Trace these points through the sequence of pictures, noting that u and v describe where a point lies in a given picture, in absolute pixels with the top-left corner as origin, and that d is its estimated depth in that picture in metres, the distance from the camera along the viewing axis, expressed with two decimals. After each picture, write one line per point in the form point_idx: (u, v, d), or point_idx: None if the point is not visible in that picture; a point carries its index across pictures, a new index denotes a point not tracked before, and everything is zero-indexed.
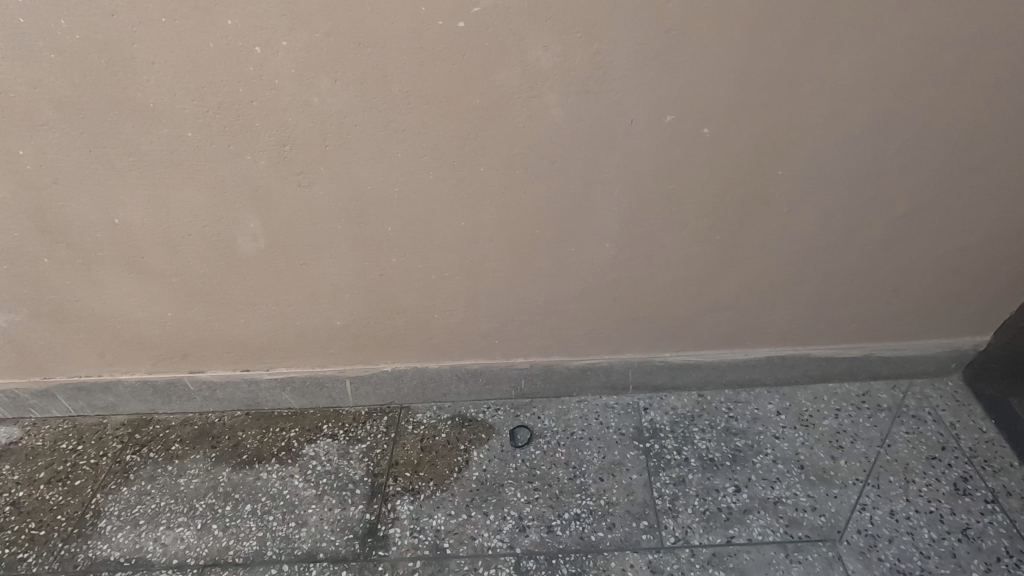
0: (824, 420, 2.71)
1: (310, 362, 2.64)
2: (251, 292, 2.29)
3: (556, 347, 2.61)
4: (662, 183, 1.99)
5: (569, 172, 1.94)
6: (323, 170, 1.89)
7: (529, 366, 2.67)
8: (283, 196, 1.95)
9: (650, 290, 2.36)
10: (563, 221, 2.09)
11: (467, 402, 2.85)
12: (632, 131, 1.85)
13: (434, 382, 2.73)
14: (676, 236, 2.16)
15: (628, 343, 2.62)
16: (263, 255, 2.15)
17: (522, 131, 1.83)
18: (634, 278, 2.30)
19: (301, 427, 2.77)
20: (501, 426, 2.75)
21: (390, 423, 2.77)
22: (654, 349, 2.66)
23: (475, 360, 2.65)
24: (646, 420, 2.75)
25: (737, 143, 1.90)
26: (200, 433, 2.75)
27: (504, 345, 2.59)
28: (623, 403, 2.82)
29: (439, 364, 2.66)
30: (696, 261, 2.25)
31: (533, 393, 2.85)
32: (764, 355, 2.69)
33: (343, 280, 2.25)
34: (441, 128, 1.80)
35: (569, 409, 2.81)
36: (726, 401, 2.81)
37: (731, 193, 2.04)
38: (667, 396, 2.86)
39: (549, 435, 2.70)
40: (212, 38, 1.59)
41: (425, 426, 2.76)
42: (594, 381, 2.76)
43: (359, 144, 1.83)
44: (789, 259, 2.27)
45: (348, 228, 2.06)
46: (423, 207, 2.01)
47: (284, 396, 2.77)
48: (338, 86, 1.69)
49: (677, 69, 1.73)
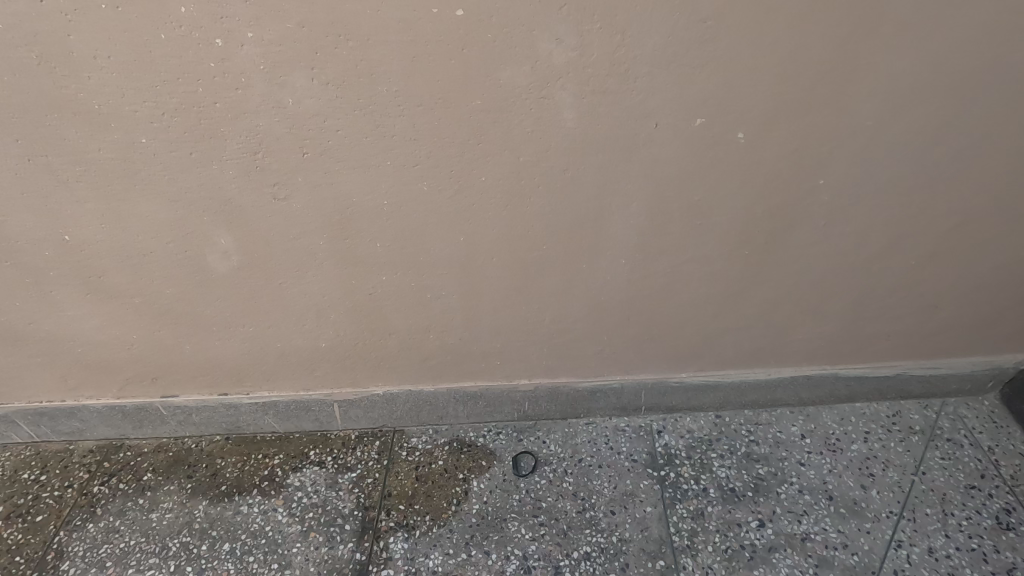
0: (853, 444, 2.50)
1: (294, 386, 2.41)
2: (226, 314, 2.05)
3: (563, 368, 2.39)
4: (687, 194, 1.76)
5: (583, 182, 1.71)
6: (300, 180, 1.65)
7: (533, 389, 2.46)
8: (256, 209, 1.71)
9: (668, 309, 2.14)
10: (575, 236, 1.86)
11: (467, 425, 2.63)
12: (656, 137, 1.62)
13: (430, 405, 2.51)
14: (699, 252, 1.94)
15: (641, 365, 2.40)
16: (236, 274, 1.91)
17: (530, 136, 1.59)
18: (651, 296, 2.08)
19: (286, 453, 2.55)
20: (502, 452, 2.54)
21: (383, 449, 2.56)
22: (670, 370, 2.44)
23: (474, 383, 2.43)
24: (660, 444, 2.54)
25: (775, 150, 1.67)
26: (176, 461, 2.53)
27: (506, 368, 2.37)
28: (635, 426, 2.61)
29: (435, 386, 2.44)
30: (720, 278, 2.03)
31: (537, 415, 2.64)
32: (789, 374, 2.48)
33: (328, 300, 2.02)
34: (437, 134, 1.56)
35: (576, 433, 2.59)
36: (745, 423, 2.60)
37: (764, 205, 1.81)
38: (682, 417, 2.64)
39: (555, 462, 2.49)
40: (163, 29, 1.34)
41: (420, 453, 2.54)
42: (603, 403, 2.55)
43: (342, 152, 1.58)
44: (822, 275, 2.05)
45: (332, 244, 1.83)
46: (417, 221, 1.78)
47: (266, 420, 2.55)
48: (315, 86, 1.45)
49: (711, 65, 1.49)
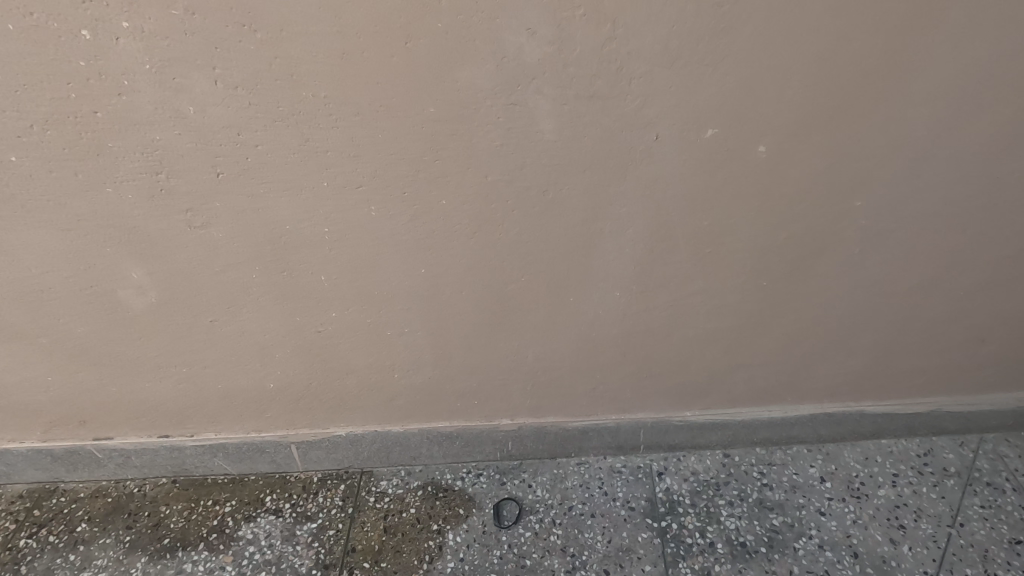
0: (880, 490, 2.20)
1: (244, 427, 2.12)
2: (153, 354, 1.75)
3: (550, 407, 2.10)
4: (694, 218, 1.45)
5: (567, 205, 1.40)
6: (219, 206, 1.34)
7: (516, 429, 2.16)
8: (169, 239, 1.41)
9: (670, 344, 1.84)
10: (559, 267, 1.55)
11: (443, 467, 2.36)
12: (656, 151, 1.30)
13: (401, 446, 2.22)
14: (708, 283, 1.63)
15: (640, 403, 2.10)
16: (158, 311, 1.61)
17: (498, 151, 1.28)
18: (650, 331, 1.78)
19: (239, 500, 2.27)
20: (482, 498, 2.25)
21: (348, 495, 2.28)
22: (672, 408, 2.15)
23: (450, 423, 2.14)
24: (661, 489, 2.25)
25: (802, 166, 1.36)
26: (115, 508, 2.24)
27: (484, 407, 2.08)
28: (632, 468, 2.32)
29: (404, 427, 2.14)
30: (732, 311, 1.73)
31: (522, 455, 2.35)
32: (809, 413, 2.20)
33: (271, 338, 1.72)
34: (382, 149, 1.25)
35: (566, 476, 2.30)
36: (757, 464, 2.31)
37: (787, 229, 1.50)
38: (686, 457, 2.35)
39: (542, 511, 2.19)
40: (13, 17, 1.03)
41: (390, 499, 2.26)
42: (596, 443, 2.26)
43: (266, 171, 1.28)
44: (852, 306, 1.75)
45: (268, 278, 1.53)
46: (366, 251, 1.47)
47: (217, 463, 2.26)
48: (220, 90, 1.14)
49: (726, 62, 1.17)
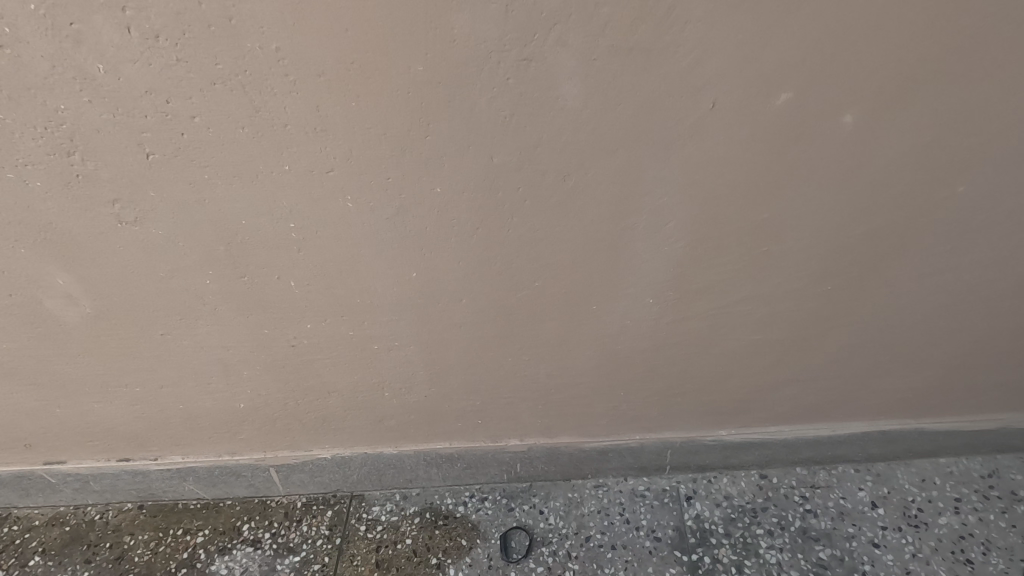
0: (941, 517, 1.92)
1: (215, 449, 1.86)
2: (98, 372, 1.48)
3: (564, 427, 1.83)
4: (751, 211, 1.16)
5: (592, 194, 1.11)
6: (154, 196, 1.07)
7: (525, 450, 1.90)
8: (96, 239, 1.13)
9: (708, 358, 1.56)
10: (580, 270, 1.27)
11: (443, 490, 2.10)
12: (709, 124, 1.02)
13: (394, 469, 1.96)
14: (759, 289, 1.34)
15: (667, 422, 1.83)
16: (96, 324, 1.33)
17: (507, 125, 0.99)
18: (685, 344, 1.50)
19: (213, 529, 2.02)
20: (487, 527, 1.99)
21: (336, 523, 2.02)
22: (703, 426, 1.87)
23: (449, 445, 1.88)
24: (690, 516, 1.98)
25: (892, 143, 1.07)
26: (73, 539, 1.99)
27: (488, 428, 1.81)
28: (656, 491, 2.06)
29: (398, 449, 1.88)
30: (784, 320, 1.44)
31: (532, 476, 2.09)
32: (860, 430, 1.93)
33: (236, 354, 1.45)
34: (356, 122, 0.97)
35: (582, 502, 2.04)
36: (798, 487, 2.04)
37: (862, 223, 1.21)
38: (717, 478, 2.08)
39: (556, 542, 1.93)
40: None
41: (383, 528, 2.00)
42: (616, 464, 2.00)
43: (208, 152, 1.00)
44: (927, 313, 1.46)
45: (225, 285, 1.25)
46: (341, 252, 1.19)
47: (187, 487, 2.01)
48: (135, 40, 0.86)
49: (811, 4, 0.88)
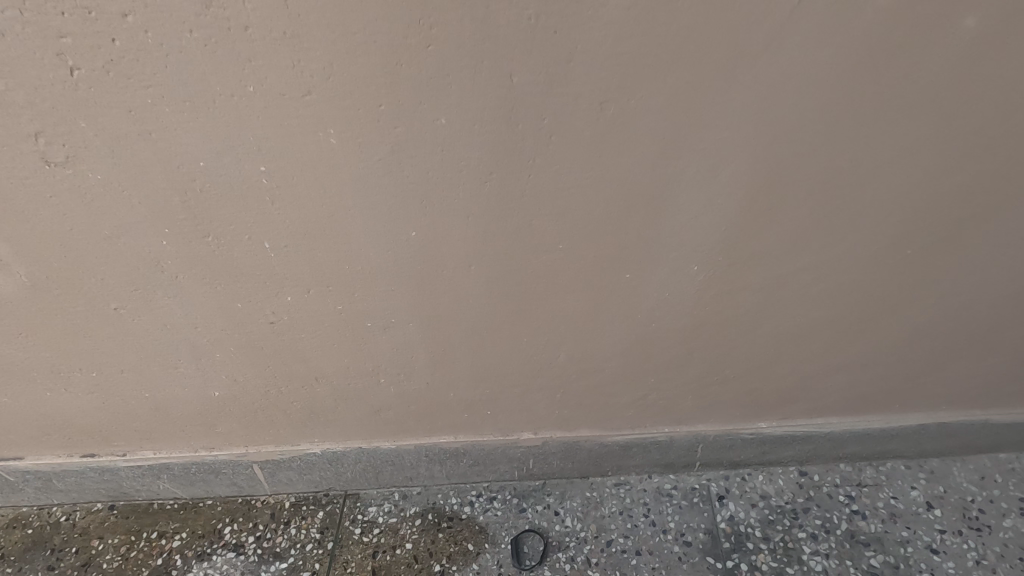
0: (1006, 519, 1.71)
1: (191, 444, 1.66)
2: (45, 355, 1.27)
3: (583, 419, 1.62)
4: (824, 149, 0.95)
5: (634, 128, 0.90)
6: (88, 128, 0.86)
7: (540, 444, 1.69)
8: (21, 186, 0.92)
9: (755, 341, 1.34)
10: (614, 230, 1.05)
11: (446, 488, 1.90)
12: (783, 31, 0.81)
13: (392, 465, 1.75)
14: (824, 255, 1.13)
15: (700, 414, 1.62)
16: (35, 296, 1.12)
17: (531, 31, 0.78)
18: (730, 323, 1.28)
19: (191, 532, 1.81)
20: (497, 530, 1.78)
21: (327, 526, 1.82)
22: (740, 418, 1.67)
23: (454, 439, 1.67)
24: (723, 518, 1.77)
25: (1002, 58, 0.87)
26: (35, 543, 1.78)
27: (498, 421, 1.60)
28: (685, 490, 1.85)
29: (396, 443, 1.67)
30: (848, 294, 1.22)
31: (546, 474, 1.89)
32: (916, 424, 1.71)
33: (205, 333, 1.24)
34: (337, 26, 0.76)
35: (601, 502, 1.83)
36: (843, 485, 1.83)
37: (956, 164, 1.01)
38: (752, 476, 1.87)
39: (573, 548, 1.72)
40: None
41: (380, 531, 1.80)
42: (640, 460, 1.79)
43: (151, 65, 0.79)
44: (1012, 283, 1.25)
45: (185, 248, 1.04)
46: (324, 206, 0.98)
47: (162, 485, 1.80)
48: None
49: None
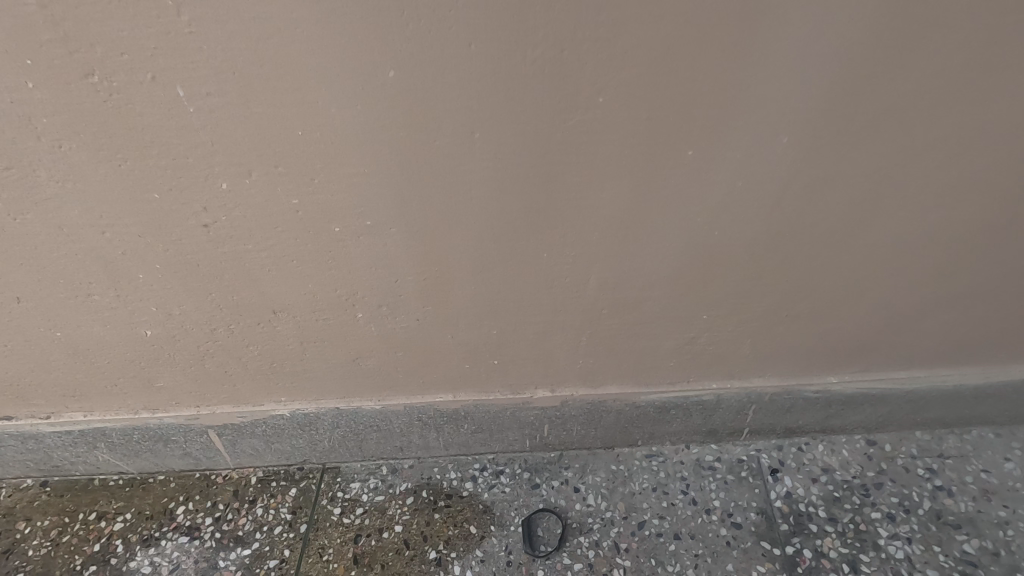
0: None
1: (129, 404, 1.35)
2: None
3: (612, 372, 1.31)
4: None
5: None
6: None
7: (558, 406, 1.38)
8: None
9: (840, 253, 1.05)
10: (678, 68, 0.76)
11: (443, 461, 1.59)
12: None
13: (378, 431, 1.45)
14: (949, 109, 0.85)
15: (758, 365, 1.31)
16: None
17: None
18: (813, 223, 0.99)
19: (138, 513, 1.51)
20: (504, 510, 1.48)
21: (301, 506, 1.52)
22: (805, 373, 1.36)
23: (453, 399, 1.36)
24: (778, 496, 1.46)
25: None
26: None
27: (506, 374, 1.30)
28: (730, 462, 1.53)
29: (381, 403, 1.37)
30: (970, 173, 0.94)
31: (562, 444, 1.58)
32: (1016, 378, 1.41)
33: (117, 241, 0.92)
34: None
35: (629, 477, 1.52)
36: (921, 456, 1.52)
37: None
38: (812, 446, 1.56)
39: (597, 532, 1.42)
40: None
41: (364, 511, 1.50)
42: (676, 426, 1.48)
43: None
44: None
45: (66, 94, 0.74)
46: (258, 16, 0.68)
47: (102, 456, 1.50)
48: None
49: None
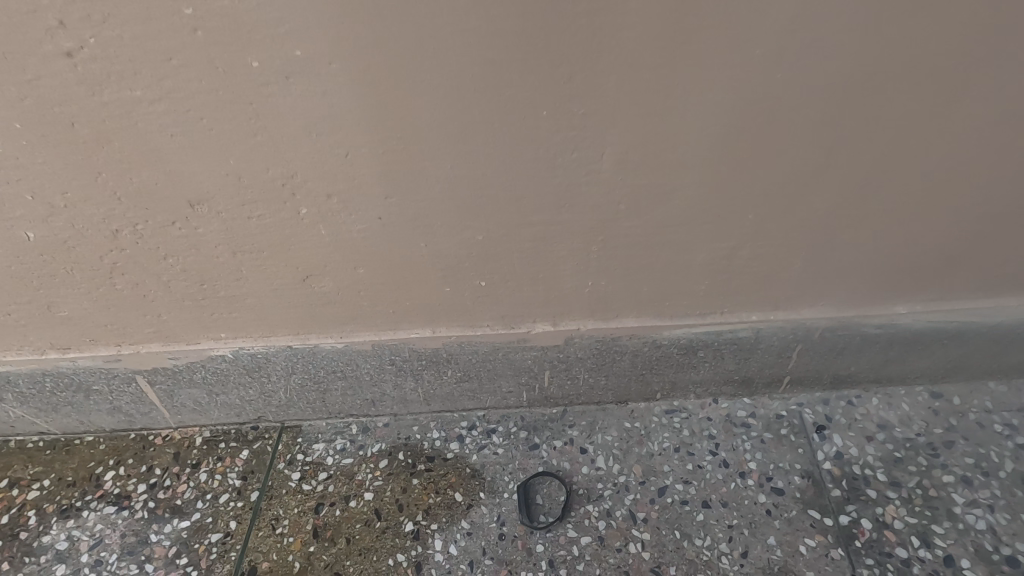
0: None
1: (32, 342, 1.10)
2: None
3: (628, 298, 1.05)
4: None
5: None
6: None
7: (560, 345, 1.13)
8: None
9: (930, 116, 0.80)
10: None
11: (423, 418, 1.33)
12: None
13: (342, 377, 1.20)
14: None
15: (812, 288, 1.04)
16: None
17: None
18: (901, 63, 0.74)
19: (57, 479, 1.26)
20: (496, 474, 1.23)
21: (252, 471, 1.27)
22: (869, 303, 1.08)
23: (432, 336, 1.11)
24: (827, 456, 1.21)
25: None
26: None
27: (496, 300, 1.04)
28: (768, 418, 1.28)
29: (343, 341, 1.11)
30: None
31: (567, 398, 1.31)
32: None
33: None
34: None
35: (646, 437, 1.26)
36: (1000, 410, 1.26)
37: None
38: (869, 399, 1.29)
39: (608, 500, 1.17)
40: None
41: (329, 476, 1.25)
42: (703, 372, 1.23)
43: None
44: None
45: None
46: None
47: (14, 410, 1.25)
48: None
49: None
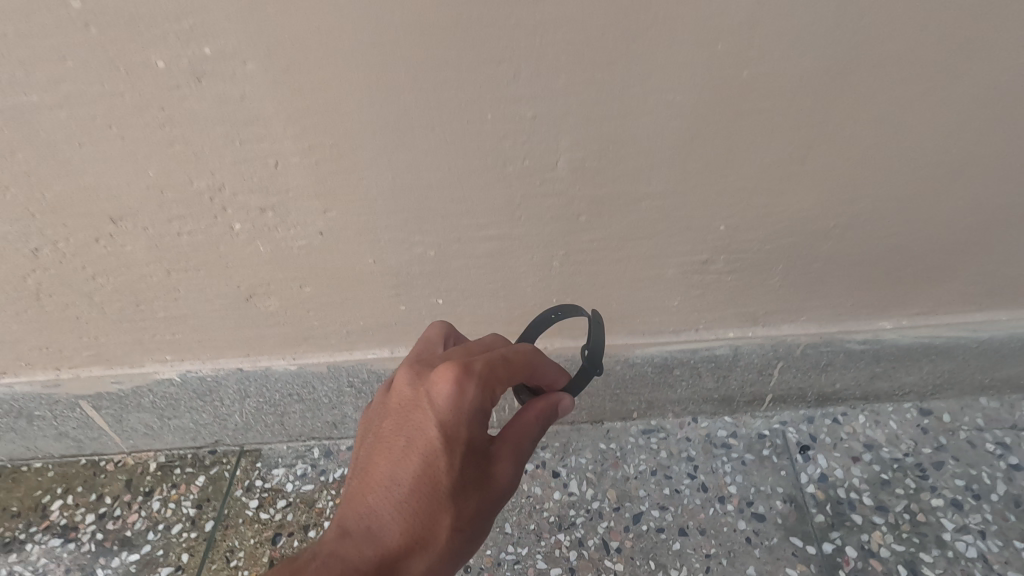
0: None
1: None
2: None
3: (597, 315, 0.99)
4: None
5: None
6: None
7: None
8: None
9: (902, 124, 0.74)
10: None
11: None
12: None
13: (299, 398, 1.13)
14: None
15: (789, 302, 0.99)
16: None
17: None
18: (866, 70, 0.68)
19: (8, 507, 1.20)
20: None
21: (207, 499, 1.19)
22: (850, 314, 1.03)
23: (390, 357, 1.04)
24: (812, 479, 1.15)
25: None
26: None
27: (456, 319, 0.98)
28: (751, 438, 1.21)
29: (297, 362, 1.05)
30: None
31: None
32: None
33: None
34: None
35: (622, 460, 1.20)
36: (990, 428, 1.19)
37: None
38: (853, 416, 1.23)
39: (581, 528, 1.11)
40: None
41: (288, 503, 1.18)
42: (681, 391, 1.17)
43: None
44: None
45: None
46: None
47: None
48: None
49: None
